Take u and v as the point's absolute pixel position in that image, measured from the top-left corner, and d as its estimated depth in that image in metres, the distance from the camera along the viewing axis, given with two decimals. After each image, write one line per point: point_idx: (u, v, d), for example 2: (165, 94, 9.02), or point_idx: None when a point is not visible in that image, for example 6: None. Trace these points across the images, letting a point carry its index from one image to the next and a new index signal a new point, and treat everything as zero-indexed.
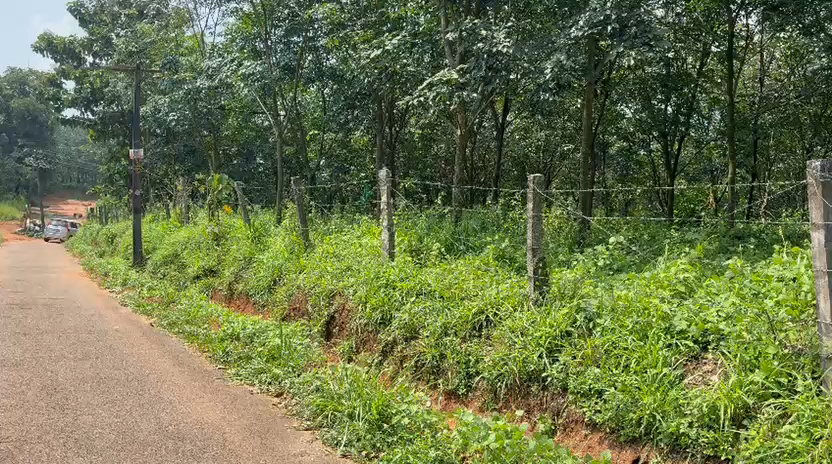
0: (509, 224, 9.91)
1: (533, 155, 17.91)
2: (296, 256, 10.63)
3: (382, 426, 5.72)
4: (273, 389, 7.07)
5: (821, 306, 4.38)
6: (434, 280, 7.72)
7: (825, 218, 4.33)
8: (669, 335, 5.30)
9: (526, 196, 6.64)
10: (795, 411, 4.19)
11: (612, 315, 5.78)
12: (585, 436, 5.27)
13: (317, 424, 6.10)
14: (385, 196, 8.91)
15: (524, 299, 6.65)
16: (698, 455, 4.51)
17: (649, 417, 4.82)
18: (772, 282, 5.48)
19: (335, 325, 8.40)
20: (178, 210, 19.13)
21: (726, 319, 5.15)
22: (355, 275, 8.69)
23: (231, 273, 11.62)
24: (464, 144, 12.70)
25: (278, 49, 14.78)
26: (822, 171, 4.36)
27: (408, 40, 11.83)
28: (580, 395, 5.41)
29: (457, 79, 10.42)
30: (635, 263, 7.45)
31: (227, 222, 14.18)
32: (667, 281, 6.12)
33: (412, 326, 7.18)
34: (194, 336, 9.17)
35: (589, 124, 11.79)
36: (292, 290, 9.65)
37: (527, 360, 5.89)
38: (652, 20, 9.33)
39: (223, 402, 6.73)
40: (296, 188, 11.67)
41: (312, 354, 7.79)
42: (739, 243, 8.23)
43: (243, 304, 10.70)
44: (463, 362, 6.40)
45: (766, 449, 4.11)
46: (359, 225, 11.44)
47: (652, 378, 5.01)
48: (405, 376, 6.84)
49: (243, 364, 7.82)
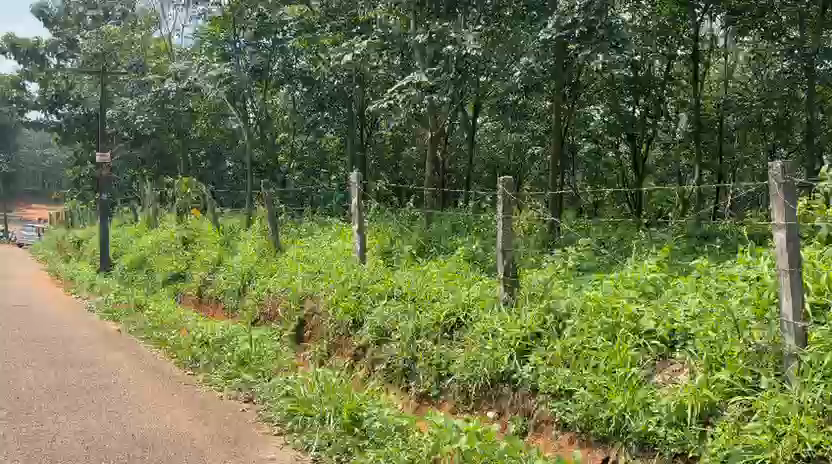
0: (480, 226, 9.96)
1: (504, 157, 17.99)
2: (266, 260, 10.54)
3: (354, 430, 5.70)
4: (243, 395, 7.00)
5: (784, 304, 4.46)
6: (405, 282, 7.74)
7: (787, 219, 4.42)
8: (637, 335, 5.37)
9: (497, 198, 6.71)
10: (759, 408, 4.26)
11: (581, 315, 5.85)
12: (555, 436, 5.30)
13: (287, 429, 6.04)
14: (356, 199, 8.90)
15: (495, 301, 6.69)
16: (666, 454, 4.57)
17: (618, 417, 4.88)
18: (737, 281, 5.58)
19: (306, 329, 8.33)
20: (147, 214, 18.85)
21: (692, 318, 5.24)
22: (326, 279, 8.65)
23: (200, 277, 11.49)
24: (435, 147, 12.71)
25: (248, 51, 14.96)
26: (783, 173, 4.45)
27: (377, 44, 11.59)
28: (550, 395, 5.45)
29: (428, 82, 10.50)
30: (604, 263, 7.53)
31: (196, 225, 14.02)
32: (635, 282, 6.21)
33: (384, 329, 7.17)
34: (163, 341, 9.05)
35: (558, 126, 11.89)
36: (262, 294, 9.57)
37: (498, 361, 5.92)
38: (619, 23, 9.48)
39: (193, 409, 6.64)
40: (267, 191, 11.56)
41: (283, 358, 7.72)
42: (705, 243, 8.32)
43: (212, 309, 10.56)
44: (436, 364, 6.42)
45: (732, 446, 4.19)
46: (331, 228, 11.40)
47: (621, 377, 5.08)
48: (377, 379, 6.81)
49: (213, 370, 7.74)
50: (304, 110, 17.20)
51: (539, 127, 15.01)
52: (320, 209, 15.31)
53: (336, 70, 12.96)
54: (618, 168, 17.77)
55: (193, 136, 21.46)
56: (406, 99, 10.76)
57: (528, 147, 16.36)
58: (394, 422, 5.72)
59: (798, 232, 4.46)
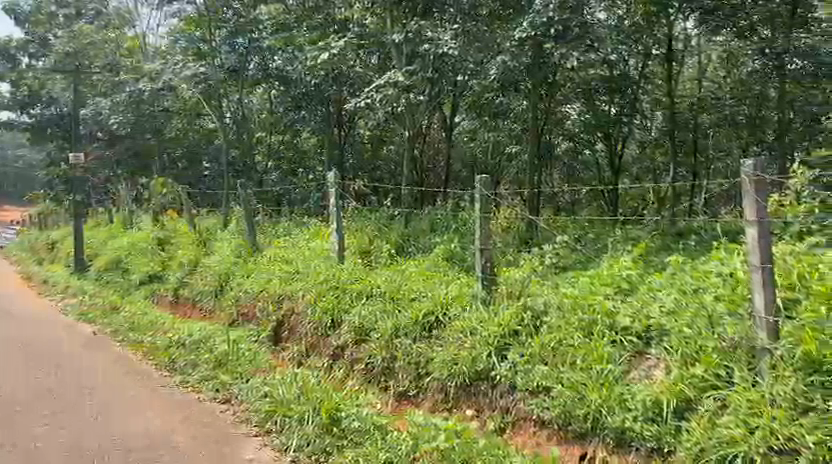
0: (458, 226, 9.99)
1: (482, 156, 18.04)
2: (243, 260, 10.47)
3: (333, 429, 5.69)
4: (221, 396, 6.96)
5: (756, 299, 4.52)
6: (384, 281, 7.75)
7: (758, 216, 4.49)
8: (613, 332, 5.42)
9: (474, 196, 6.73)
10: (734, 402, 4.32)
11: (559, 313, 5.89)
12: (533, 433, 5.33)
13: (266, 430, 6.02)
14: (335, 199, 8.89)
15: (474, 299, 6.70)
16: (643, 449, 4.62)
17: (595, 414, 4.92)
18: (711, 277, 5.64)
19: (284, 329, 8.30)
20: (122, 215, 18.61)
21: (668, 314, 5.28)
22: (304, 279, 8.60)
23: (177, 278, 11.38)
24: (413, 146, 12.69)
25: (223, 50, 14.29)
26: (754, 170, 4.52)
27: (354, 42, 11.75)
28: (528, 392, 5.49)
29: (405, 81, 10.51)
30: (581, 261, 7.57)
31: (172, 227, 13.89)
32: (611, 279, 6.26)
33: (363, 328, 7.17)
34: (139, 344, 8.94)
35: (535, 125, 11.95)
36: (239, 294, 9.50)
37: (477, 359, 5.95)
38: (594, 22, 9.59)
39: (170, 410, 6.59)
40: (244, 191, 11.49)
41: (261, 358, 7.69)
42: (680, 240, 8.39)
43: (189, 311, 10.48)
44: (414, 363, 6.45)
45: (707, 441, 4.24)
46: (308, 229, 11.37)
47: (598, 374, 5.12)
48: (356, 379, 6.80)
49: (190, 372, 7.68)
50: (281, 110, 17.10)
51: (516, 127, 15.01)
52: (297, 209, 15.25)
53: (313, 69, 12.87)
54: (594, 167, 17.90)
55: (168, 136, 21.26)
56: (383, 99, 10.73)
57: (506, 146, 16.43)
58: (373, 421, 5.72)
59: (769, 228, 4.53)
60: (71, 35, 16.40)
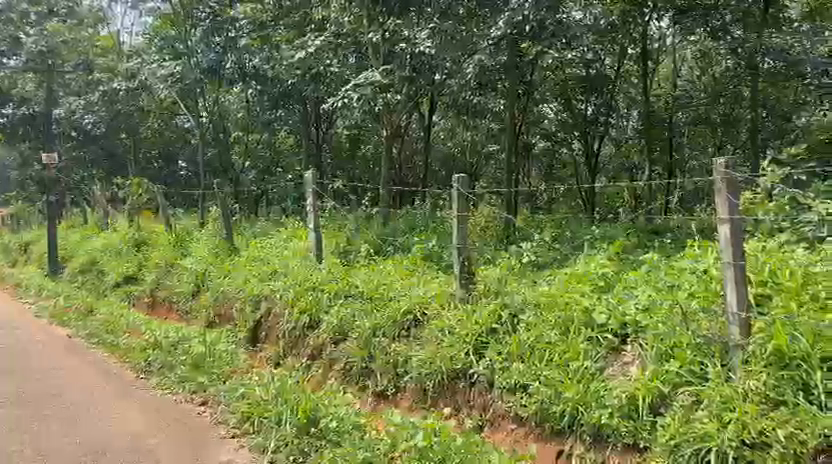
0: (436, 225, 10.00)
1: (460, 155, 18.08)
2: (220, 261, 10.38)
3: (311, 429, 5.67)
4: (198, 398, 6.91)
5: (729, 295, 4.57)
6: (362, 281, 7.73)
7: (730, 213, 4.53)
8: (589, 329, 5.45)
9: (452, 195, 6.74)
10: (707, 397, 4.38)
11: (536, 311, 5.91)
12: (510, 430, 5.39)
13: (243, 431, 6.00)
14: (312, 198, 8.85)
15: (451, 298, 6.71)
16: (618, 444, 4.68)
17: (572, 410, 4.97)
18: (685, 274, 5.69)
19: (261, 331, 8.26)
20: (97, 216, 18.38)
21: (643, 311, 5.32)
22: (282, 279, 8.55)
23: (153, 278, 11.27)
24: (391, 145, 12.65)
25: (199, 49, 13.86)
26: (726, 168, 4.55)
27: (331, 40, 11.64)
28: (506, 390, 5.52)
29: (382, 80, 10.45)
30: (558, 259, 7.60)
31: (149, 229, 13.76)
32: (588, 277, 6.30)
33: (340, 328, 7.15)
34: (115, 346, 8.84)
35: (513, 124, 11.98)
36: (217, 296, 9.43)
37: (454, 358, 5.96)
38: (571, 21, 9.67)
39: (146, 413, 6.53)
40: (220, 192, 11.40)
41: (238, 360, 7.66)
42: (655, 238, 8.47)
43: (166, 313, 10.38)
44: (392, 363, 6.46)
45: (681, 435, 4.29)
46: (287, 228, 11.32)
47: (574, 371, 5.16)
48: (335, 379, 6.80)
49: (167, 373, 7.60)
50: (258, 109, 16.97)
51: (494, 126, 15.02)
52: (275, 210, 15.19)
53: (291, 68, 12.70)
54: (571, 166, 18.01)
55: (143, 136, 21.02)
56: (361, 98, 10.50)
57: (484, 145, 16.47)
58: (351, 421, 5.71)
59: (741, 225, 4.58)
60: (43, 33, 16.12)
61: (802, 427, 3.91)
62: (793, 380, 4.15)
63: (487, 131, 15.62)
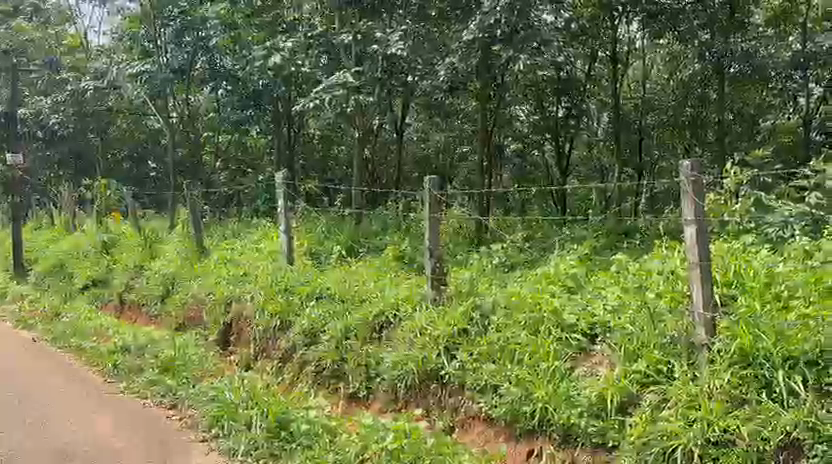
0: (409, 227, 9.99)
1: (433, 157, 18.10)
2: (189, 263, 10.27)
3: (281, 433, 5.64)
4: (167, 402, 6.82)
5: (696, 295, 4.63)
6: (334, 282, 7.69)
7: (696, 214, 4.59)
8: (560, 328, 5.49)
9: (424, 196, 6.75)
10: (673, 396, 4.43)
11: (505, 312, 5.94)
12: (481, 431, 5.40)
13: (213, 435, 5.94)
14: (283, 200, 8.80)
15: (423, 300, 6.70)
16: (587, 444, 4.72)
17: (541, 411, 5.01)
18: (653, 275, 5.76)
19: (231, 335, 8.19)
20: (64, 218, 18.05)
21: (612, 311, 5.38)
22: (252, 281, 8.48)
23: (122, 281, 11.10)
24: (362, 146, 12.60)
25: (168, 49, 13.98)
26: (691, 170, 4.62)
27: (304, 42, 11.60)
28: (477, 391, 5.55)
29: (354, 82, 10.35)
30: (528, 261, 7.63)
31: (117, 231, 13.58)
32: (558, 278, 6.35)
33: (312, 331, 7.11)
34: (83, 350, 8.70)
35: (485, 125, 12.02)
36: (186, 298, 9.33)
37: (426, 360, 5.98)
38: (541, 24, 9.79)
39: (113, 417, 6.42)
40: (190, 193, 11.29)
41: (208, 363, 7.59)
42: (624, 239, 8.58)
43: (135, 316, 10.24)
44: (364, 365, 6.45)
45: (649, 434, 4.35)
46: (258, 230, 11.23)
47: (544, 370, 5.20)
48: (306, 382, 6.76)
49: (136, 377, 7.50)
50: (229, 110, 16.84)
51: (466, 127, 15.02)
52: (246, 212, 15.06)
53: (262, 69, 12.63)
54: (543, 167, 18.13)
55: (112, 136, 20.73)
56: (332, 100, 10.44)
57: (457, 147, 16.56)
58: (322, 424, 5.69)
59: (707, 226, 4.65)
60: (9, 33, 15.84)
61: (765, 424, 3.99)
62: (757, 378, 4.23)
63: (460, 133, 15.64)
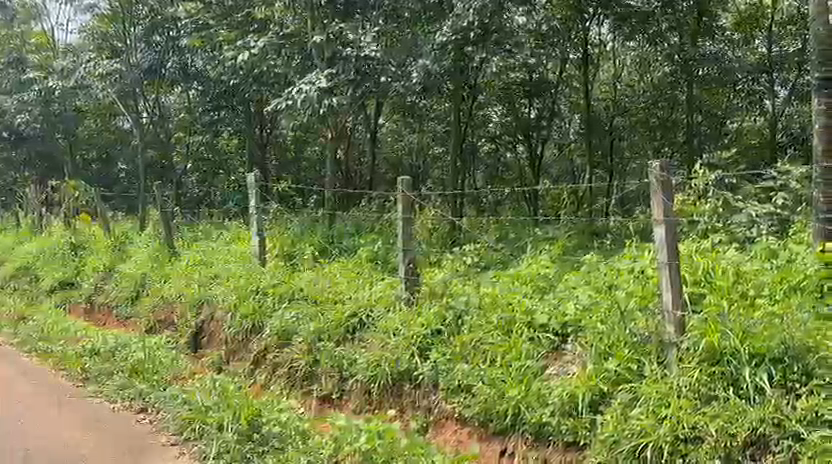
0: (383, 228, 9.99)
1: (406, 158, 18.11)
2: (160, 265, 10.16)
3: (253, 436, 5.58)
4: (137, 405, 6.70)
5: (665, 296, 4.70)
6: (307, 283, 7.65)
7: (665, 215, 4.64)
8: (531, 328, 5.53)
9: (395, 197, 6.75)
10: (644, 394, 4.49)
11: (478, 311, 5.96)
12: (454, 431, 5.41)
13: (184, 439, 5.85)
14: (255, 201, 8.75)
15: (397, 300, 6.70)
16: (559, 442, 4.75)
17: (514, 410, 5.04)
18: (623, 274, 5.82)
19: (203, 337, 8.10)
20: (31, 220, 17.71)
21: (583, 310, 5.43)
22: (224, 282, 8.43)
23: (91, 283, 10.92)
24: (335, 146, 12.53)
25: (141, 48, 14.17)
26: (661, 171, 4.65)
27: (275, 42, 11.48)
28: (450, 391, 5.56)
29: (328, 83, 10.20)
30: (500, 261, 7.68)
31: (85, 234, 13.37)
32: (531, 278, 6.41)
33: (285, 333, 7.07)
34: (49, 354, 8.51)
35: (458, 126, 12.05)
36: (157, 300, 9.22)
37: (399, 360, 5.98)
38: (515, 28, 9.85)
39: (83, 422, 6.30)
40: (160, 194, 11.13)
41: (179, 366, 7.51)
42: (596, 239, 8.67)
43: (104, 318, 10.07)
44: (337, 366, 6.41)
45: (619, 432, 4.40)
46: (229, 232, 11.17)
47: (517, 371, 5.23)
48: (279, 384, 6.71)
49: (104, 381, 7.36)
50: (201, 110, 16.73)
51: (439, 128, 15.01)
52: (218, 212, 14.91)
53: (234, 69, 12.47)
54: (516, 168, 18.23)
55: (80, 136, 20.39)
56: (305, 101, 10.26)
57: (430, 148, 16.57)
58: (295, 426, 5.66)
59: (676, 227, 4.71)
60: None
61: (733, 420, 4.06)
62: (724, 375, 4.32)
63: (434, 134, 15.61)
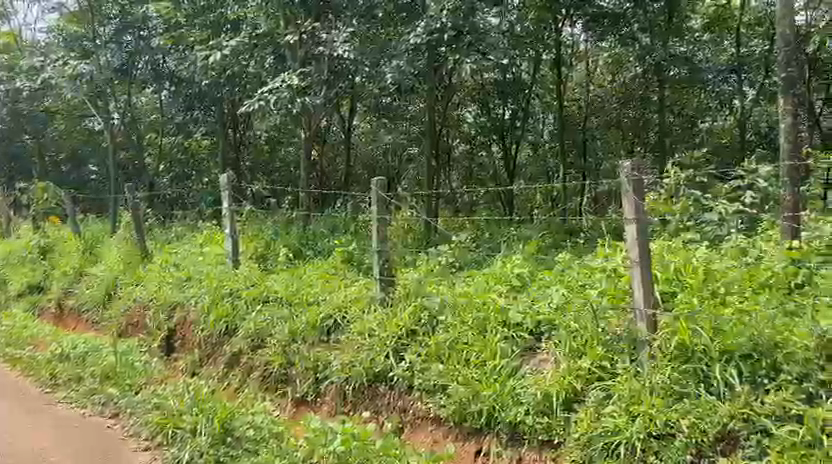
0: (358, 230, 9.99)
1: (381, 158, 18.07)
2: (132, 267, 10.03)
3: (226, 439, 5.53)
4: (108, 411, 6.60)
5: (637, 295, 4.72)
6: (281, 285, 7.60)
7: (636, 214, 4.67)
8: (505, 328, 5.55)
9: (370, 197, 6.72)
10: (617, 391, 4.53)
11: (453, 311, 5.98)
12: (430, 432, 5.40)
13: (156, 444, 5.78)
14: (227, 202, 8.65)
15: (372, 301, 6.69)
16: (534, 441, 4.78)
17: (489, 410, 5.06)
18: (596, 273, 5.86)
19: (176, 340, 8.00)
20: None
21: (557, 309, 5.49)
22: (197, 285, 8.35)
23: (61, 287, 10.74)
24: (309, 147, 12.44)
25: (110, 47, 13.98)
26: (632, 170, 4.67)
27: (247, 42, 11.40)
28: (425, 391, 5.55)
29: (300, 83, 10.18)
30: (474, 262, 7.70)
31: (54, 236, 13.17)
32: (505, 277, 6.45)
33: (259, 335, 7.02)
34: (16, 359, 8.35)
35: (433, 126, 12.05)
36: (128, 303, 9.10)
37: (375, 361, 5.97)
38: (488, 28, 9.85)
39: (53, 428, 6.21)
40: (131, 196, 10.98)
41: (151, 370, 7.42)
42: (569, 239, 8.73)
43: (74, 322, 9.92)
44: (312, 369, 6.37)
45: (593, 430, 4.45)
46: (202, 233, 11.07)
47: (491, 370, 5.24)
48: (254, 387, 6.64)
49: (74, 386, 7.25)
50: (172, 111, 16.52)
51: (413, 128, 15.00)
52: (191, 214, 14.77)
53: (206, 69, 12.37)
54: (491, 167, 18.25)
55: (49, 137, 20.07)
56: (278, 101, 10.20)
57: (405, 148, 16.57)
58: (269, 429, 5.62)
59: (647, 226, 4.74)
60: None
61: (704, 416, 4.12)
62: (695, 372, 4.37)
63: (409, 134, 15.56)
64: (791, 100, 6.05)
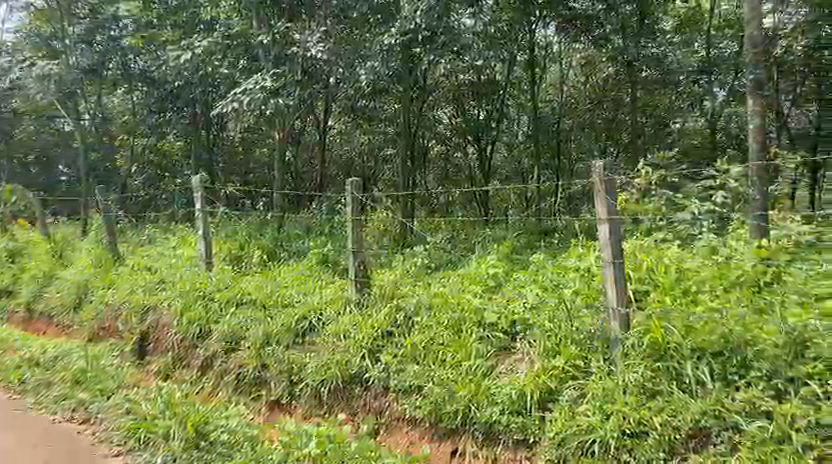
0: (333, 231, 9.96)
1: (356, 159, 18.03)
2: (103, 271, 9.87)
3: (200, 443, 5.45)
4: (79, 416, 6.48)
5: (610, 295, 4.74)
6: (255, 288, 7.54)
7: (608, 214, 4.69)
8: (480, 327, 5.59)
9: (345, 199, 6.70)
10: (591, 390, 4.58)
11: (429, 311, 6.00)
12: (406, 433, 5.38)
13: (128, 448, 5.68)
14: (201, 204, 8.54)
15: (347, 302, 6.67)
16: (509, 440, 4.80)
17: (464, 410, 5.07)
18: (571, 273, 5.91)
19: (148, 343, 7.87)
20: None
21: (531, 308, 5.53)
22: (171, 288, 8.24)
23: (30, 290, 10.53)
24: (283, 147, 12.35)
25: (79, 48, 13.62)
26: (604, 171, 4.71)
27: (220, 42, 11.29)
28: (401, 392, 5.53)
29: (274, 84, 10.15)
30: (449, 263, 7.71)
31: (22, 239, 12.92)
32: (480, 277, 6.47)
33: (233, 337, 6.95)
34: None
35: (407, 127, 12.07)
36: (100, 307, 8.95)
37: (350, 362, 5.95)
38: (462, 29, 9.88)
39: (21, 436, 6.06)
40: (102, 198, 10.81)
41: (123, 374, 7.29)
42: (544, 239, 8.78)
43: (44, 327, 9.72)
44: (286, 371, 6.29)
45: (567, 429, 4.48)
46: (176, 236, 10.93)
47: (466, 371, 5.25)
48: (228, 390, 6.56)
49: (43, 392, 7.11)
50: (144, 111, 16.31)
51: (388, 129, 14.99)
52: (163, 216, 14.59)
53: (179, 69, 12.24)
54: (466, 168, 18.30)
55: (17, 139, 19.68)
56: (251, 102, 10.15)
57: (380, 149, 16.55)
58: (244, 433, 5.56)
59: (619, 226, 4.77)
60: None
61: (677, 413, 4.16)
62: (667, 370, 4.43)
63: (384, 135, 15.54)
64: (759, 101, 6.16)
